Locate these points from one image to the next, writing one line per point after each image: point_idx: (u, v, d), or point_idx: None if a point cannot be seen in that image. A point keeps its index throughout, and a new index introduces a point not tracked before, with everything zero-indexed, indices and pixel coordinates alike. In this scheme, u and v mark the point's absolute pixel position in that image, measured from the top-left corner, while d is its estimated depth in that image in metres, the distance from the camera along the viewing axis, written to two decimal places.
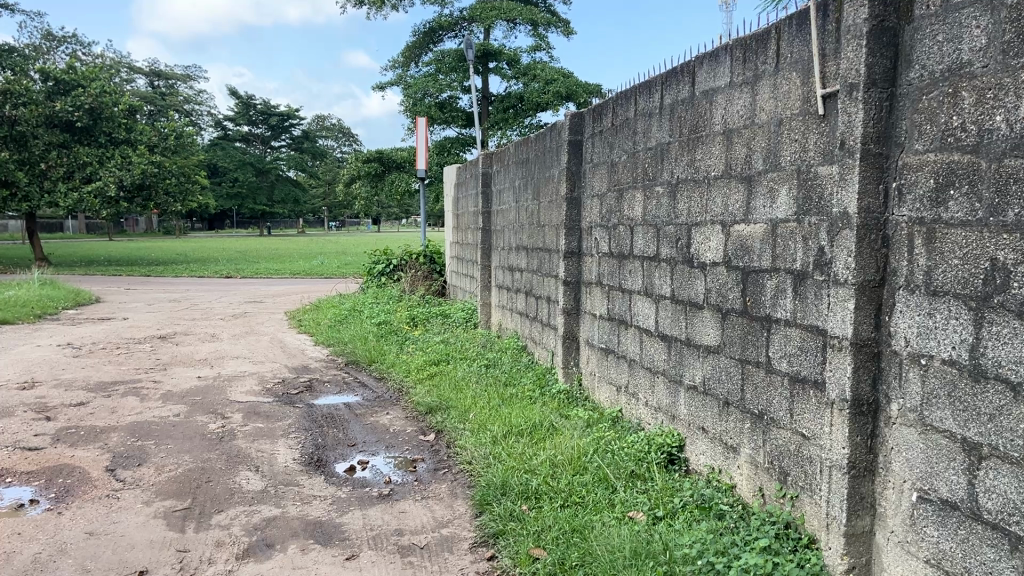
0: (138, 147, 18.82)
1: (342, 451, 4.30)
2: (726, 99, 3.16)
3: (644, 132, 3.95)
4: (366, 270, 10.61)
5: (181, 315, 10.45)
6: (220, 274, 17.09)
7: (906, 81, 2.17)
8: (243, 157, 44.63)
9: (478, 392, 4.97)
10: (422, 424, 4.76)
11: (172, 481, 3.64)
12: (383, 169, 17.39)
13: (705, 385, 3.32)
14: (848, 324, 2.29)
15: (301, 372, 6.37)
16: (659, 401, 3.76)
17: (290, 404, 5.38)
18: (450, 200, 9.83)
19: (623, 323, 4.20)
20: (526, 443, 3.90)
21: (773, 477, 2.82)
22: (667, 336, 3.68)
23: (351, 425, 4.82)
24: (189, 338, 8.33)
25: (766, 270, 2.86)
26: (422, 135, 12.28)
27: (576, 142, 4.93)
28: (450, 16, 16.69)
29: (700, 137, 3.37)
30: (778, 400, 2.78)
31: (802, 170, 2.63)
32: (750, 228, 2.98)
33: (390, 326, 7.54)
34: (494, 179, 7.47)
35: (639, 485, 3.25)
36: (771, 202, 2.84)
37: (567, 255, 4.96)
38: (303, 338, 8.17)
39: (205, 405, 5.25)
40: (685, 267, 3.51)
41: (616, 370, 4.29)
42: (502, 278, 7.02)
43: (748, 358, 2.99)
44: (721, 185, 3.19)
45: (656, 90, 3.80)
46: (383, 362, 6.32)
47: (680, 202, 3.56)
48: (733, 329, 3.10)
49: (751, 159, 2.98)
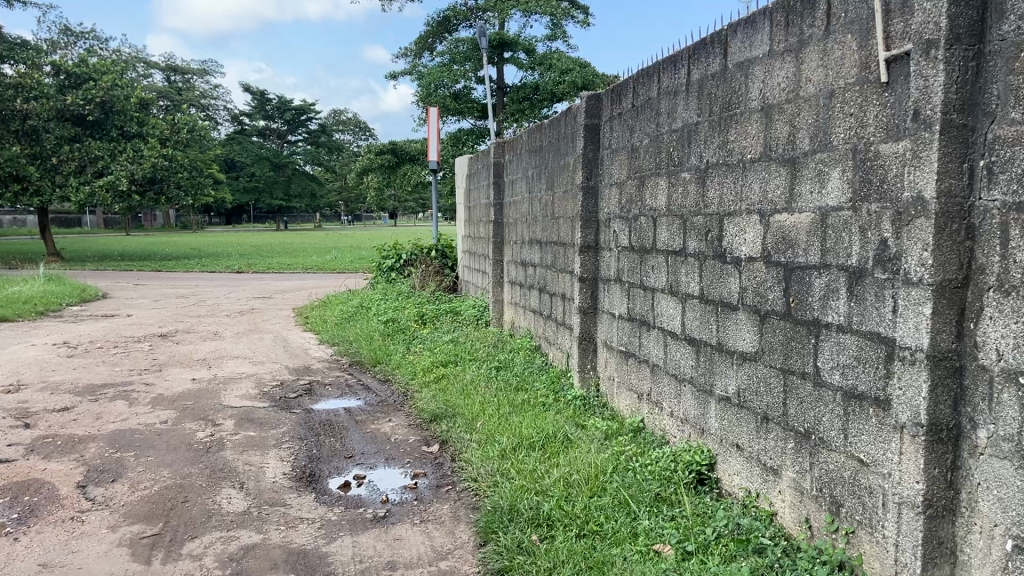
0: (150, 141, 18.58)
1: (337, 464, 3.95)
2: (765, 71, 2.76)
3: (669, 112, 3.55)
4: (375, 265, 10.27)
5: (186, 312, 10.12)
6: (231, 269, 16.81)
7: (999, 35, 1.76)
8: (258, 151, 44.48)
9: (488, 398, 4.59)
10: (426, 433, 4.40)
11: (145, 501, 3.29)
12: (396, 161, 17.06)
13: (740, 397, 2.93)
14: (923, 333, 1.88)
15: (302, 374, 6.02)
16: (685, 412, 3.38)
17: (286, 409, 5.03)
18: (462, 192, 9.46)
19: (645, 325, 3.81)
20: (538, 459, 3.52)
21: (822, 507, 2.43)
22: (696, 340, 3.28)
23: (350, 433, 4.47)
24: (190, 336, 8.02)
25: (814, 266, 2.46)
26: (433, 125, 11.82)
27: (593, 126, 4.53)
28: (463, 6, 16.29)
29: (734, 115, 2.97)
30: (829, 418, 2.39)
31: (859, 149, 2.24)
32: (795, 217, 2.57)
33: (398, 323, 7.19)
34: (506, 169, 7.09)
35: (665, 511, 2.86)
36: (820, 187, 2.44)
37: (583, 249, 4.57)
38: (308, 336, 7.84)
39: (196, 411, 4.92)
40: (716, 262, 3.11)
41: (638, 376, 3.91)
42: (515, 273, 6.62)
43: (791, 368, 2.60)
44: (758, 168, 2.79)
45: (683, 65, 3.40)
46: (388, 364, 5.96)
47: (710, 191, 3.16)
48: (774, 334, 2.70)
49: (795, 138, 2.57)
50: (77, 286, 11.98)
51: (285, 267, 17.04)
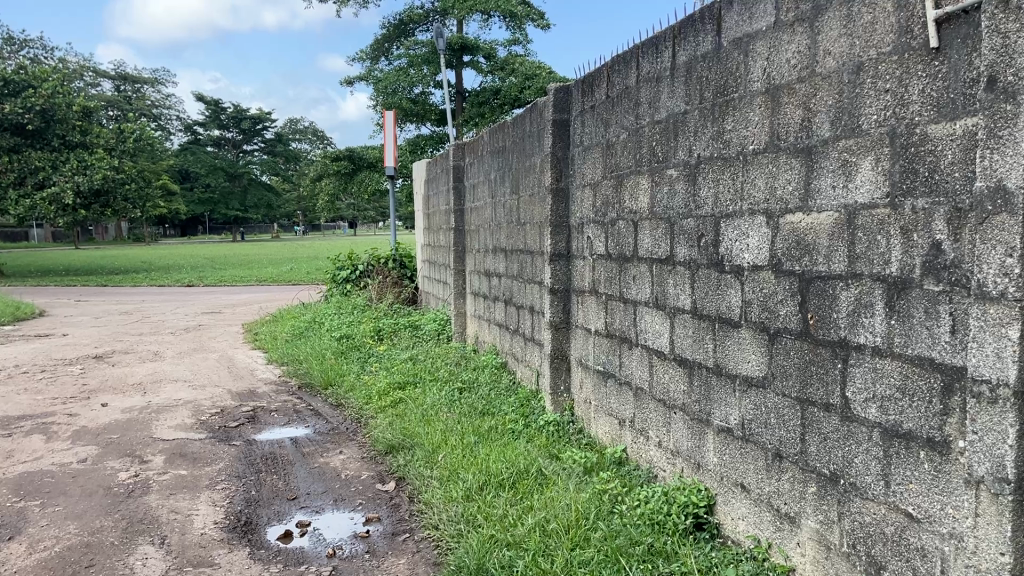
0: (96, 150, 17.74)
1: (278, 508, 3.45)
2: (771, 46, 2.34)
3: (651, 101, 3.12)
4: (330, 277, 9.73)
5: (127, 330, 9.46)
6: (182, 282, 16.08)
7: None
8: (213, 161, 43.42)
9: (450, 425, 4.10)
10: (381, 468, 3.91)
11: (43, 567, 2.76)
12: (353, 169, 16.48)
13: (745, 429, 2.51)
14: (1008, 363, 1.49)
15: (246, 400, 5.47)
16: (676, 443, 2.96)
17: (225, 441, 4.50)
18: (420, 199, 8.96)
19: (627, 343, 3.38)
20: (510, 502, 3.06)
21: (857, 568, 2.01)
22: (688, 362, 2.86)
23: (296, 470, 3.96)
24: (127, 357, 7.40)
25: (839, 276, 2.05)
26: (391, 130, 11.31)
27: (563, 122, 4.09)
28: (420, 8, 15.85)
29: (731, 101, 2.56)
30: (863, 460, 1.97)
31: (899, 133, 1.84)
32: (812, 217, 2.16)
33: (353, 340, 6.68)
34: (466, 172, 6.63)
35: (660, 568, 2.42)
36: (845, 181, 2.03)
37: (553, 257, 4.13)
38: (256, 355, 7.28)
39: (122, 446, 4.36)
40: (711, 271, 2.69)
41: (619, 400, 3.48)
42: (478, 284, 6.17)
43: (810, 396, 2.18)
44: (763, 162, 2.38)
45: (667, 47, 2.98)
46: (341, 386, 5.45)
47: (702, 189, 2.74)
48: (787, 357, 2.28)
49: (812, 124, 2.16)
50: (11, 305, 11.20)
51: (239, 279, 16.38)
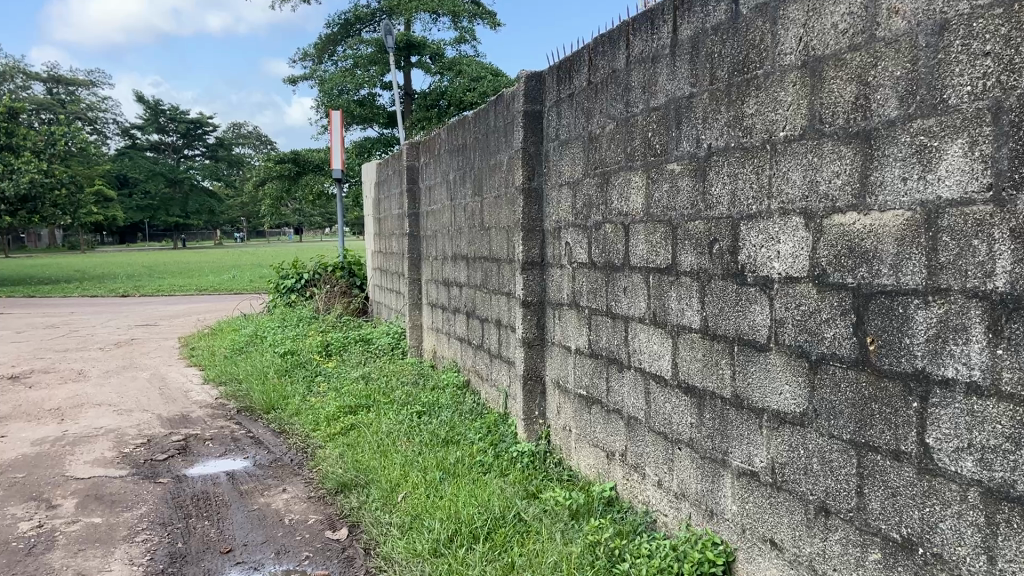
0: (23, 153, 16.67)
1: (210, 565, 2.91)
2: (811, 10, 1.91)
3: (645, 85, 2.69)
4: (273, 286, 9.11)
5: (50, 346, 8.68)
6: (116, 292, 15.20)
7: None
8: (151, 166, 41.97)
9: (410, 458, 3.61)
10: (331, 509, 3.40)
11: None
12: (297, 172, 15.79)
13: (776, 475, 2.08)
14: None
15: (179, 426, 4.89)
16: (682, 485, 2.52)
17: (150, 478, 3.93)
18: (370, 203, 8.40)
19: (615, 364, 2.94)
20: (486, 559, 2.60)
21: None
22: (697, 391, 2.42)
23: (233, 513, 3.43)
24: (47, 378, 6.69)
25: (913, 291, 1.63)
26: (337, 132, 10.73)
27: (535, 113, 3.63)
28: (366, 7, 15.27)
29: (753, 79, 2.13)
30: (951, 526, 1.55)
31: (1008, 108, 1.42)
32: (871, 218, 1.73)
33: (298, 356, 6.12)
34: (421, 173, 6.13)
35: None
36: (921, 171, 1.60)
37: (525, 266, 3.68)
38: (191, 374, 6.67)
39: (28, 488, 3.76)
40: (727, 286, 2.25)
41: (606, 430, 3.03)
42: (436, 293, 5.68)
43: (869, 441, 1.76)
44: (799, 151, 1.96)
45: (665, 21, 2.54)
46: (285, 410, 4.91)
47: (713, 186, 2.31)
48: (836, 390, 1.85)
49: (869, 101, 1.74)
50: None
51: (177, 289, 15.56)
